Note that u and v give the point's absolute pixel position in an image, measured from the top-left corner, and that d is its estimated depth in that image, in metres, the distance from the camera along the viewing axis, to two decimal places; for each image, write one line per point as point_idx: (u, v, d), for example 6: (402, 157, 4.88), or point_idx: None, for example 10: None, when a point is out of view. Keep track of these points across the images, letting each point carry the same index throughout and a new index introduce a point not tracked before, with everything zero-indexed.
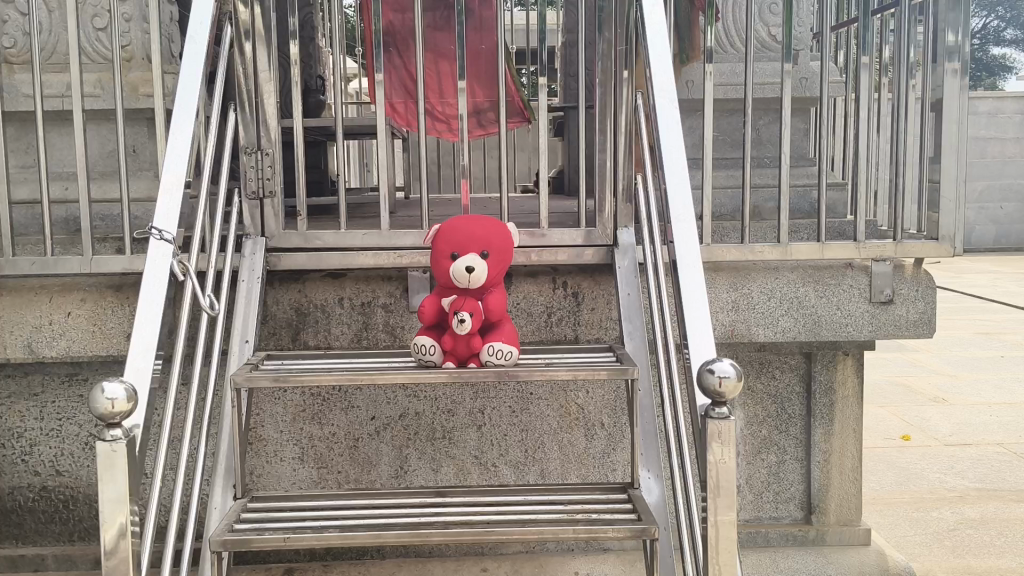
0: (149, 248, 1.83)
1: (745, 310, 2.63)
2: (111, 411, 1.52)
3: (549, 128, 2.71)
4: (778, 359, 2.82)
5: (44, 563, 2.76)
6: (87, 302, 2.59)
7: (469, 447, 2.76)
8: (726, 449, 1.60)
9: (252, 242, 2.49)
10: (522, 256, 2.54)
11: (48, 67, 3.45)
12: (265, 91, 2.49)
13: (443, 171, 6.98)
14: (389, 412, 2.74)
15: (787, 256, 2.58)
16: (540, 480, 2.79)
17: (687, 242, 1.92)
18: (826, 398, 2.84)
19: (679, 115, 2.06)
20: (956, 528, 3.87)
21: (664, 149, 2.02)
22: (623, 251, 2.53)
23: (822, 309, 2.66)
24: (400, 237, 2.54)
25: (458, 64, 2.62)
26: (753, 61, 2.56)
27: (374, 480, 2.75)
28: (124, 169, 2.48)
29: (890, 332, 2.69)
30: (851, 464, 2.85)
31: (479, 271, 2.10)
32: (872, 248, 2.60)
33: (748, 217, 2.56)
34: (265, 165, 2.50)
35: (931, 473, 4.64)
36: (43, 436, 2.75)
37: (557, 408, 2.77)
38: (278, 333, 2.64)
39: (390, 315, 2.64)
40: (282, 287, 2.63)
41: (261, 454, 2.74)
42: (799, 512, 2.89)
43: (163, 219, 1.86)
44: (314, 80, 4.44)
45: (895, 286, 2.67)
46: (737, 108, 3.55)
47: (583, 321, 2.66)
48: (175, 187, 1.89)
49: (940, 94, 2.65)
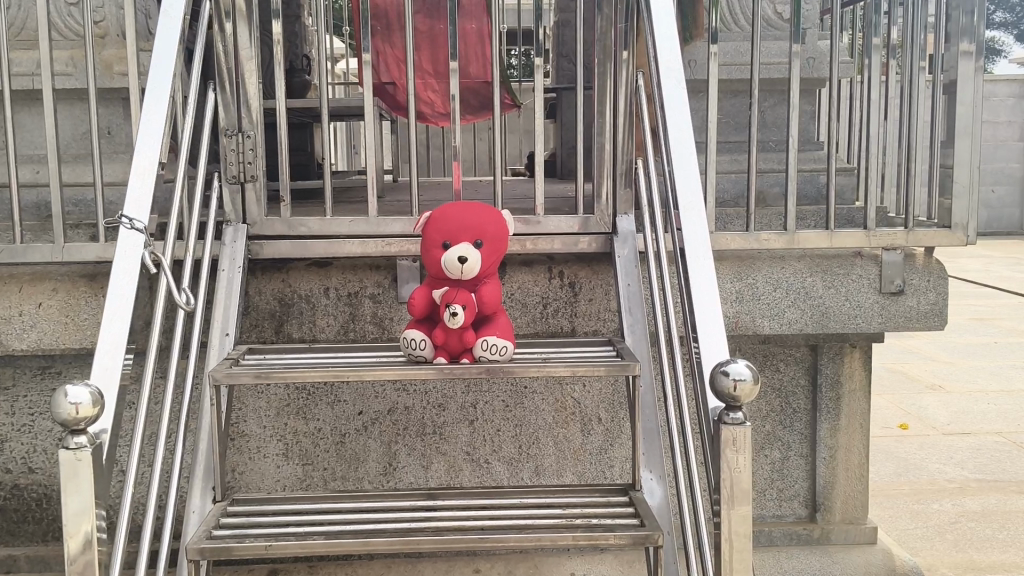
0: (118, 237, 1.69)
1: (750, 302, 2.52)
2: (75, 417, 1.40)
3: (545, 111, 2.58)
4: (783, 351, 2.71)
5: (16, 565, 2.64)
6: (59, 292, 2.46)
7: (461, 443, 2.65)
8: (742, 456, 1.49)
9: (233, 229, 2.36)
10: (516, 245, 2.42)
11: (19, 45, 3.33)
12: (246, 70, 2.35)
13: (432, 154, 6.85)
14: (378, 407, 2.62)
15: (794, 245, 2.45)
16: (535, 477, 2.68)
17: (696, 228, 1.79)
18: (832, 393, 2.73)
19: (687, 96, 1.94)
20: (957, 521, 3.78)
21: (672, 131, 1.90)
22: (623, 239, 2.40)
23: (830, 300, 2.55)
24: (388, 224, 2.41)
25: (451, 46, 2.49)
26: (760, 37, 2.39)
27: (362, 477, 2.64)
28: (96, 151, 2.34)
29: (900, 325, 2.58)
30: (858, 460, 2.75)
31: (472, 261, 1.98)
32: (882, 236, 2.48)
33: (752, 205, 2.45)
34: (249, 147, 2.37)
35: (931, 464, 4.55)
36: (15, 432, 2.63)
37: (553, 403, 2.66)
38: (260, 325, 2.51)
39: (378, 306, 2.52)
40: (265, 276, 2.50)
41: (244, 450, 2.62)
42: (804, 510, 2.79)
43: (133, 207, 1.73)
44: (298, 60, 4.32)
45: (907, 276, 2.56)
46: (741, 90, 3.45)
47: (580, 313, 2.54)
48: (148, 172, 1.77)
49: (953, 75, 2.53)
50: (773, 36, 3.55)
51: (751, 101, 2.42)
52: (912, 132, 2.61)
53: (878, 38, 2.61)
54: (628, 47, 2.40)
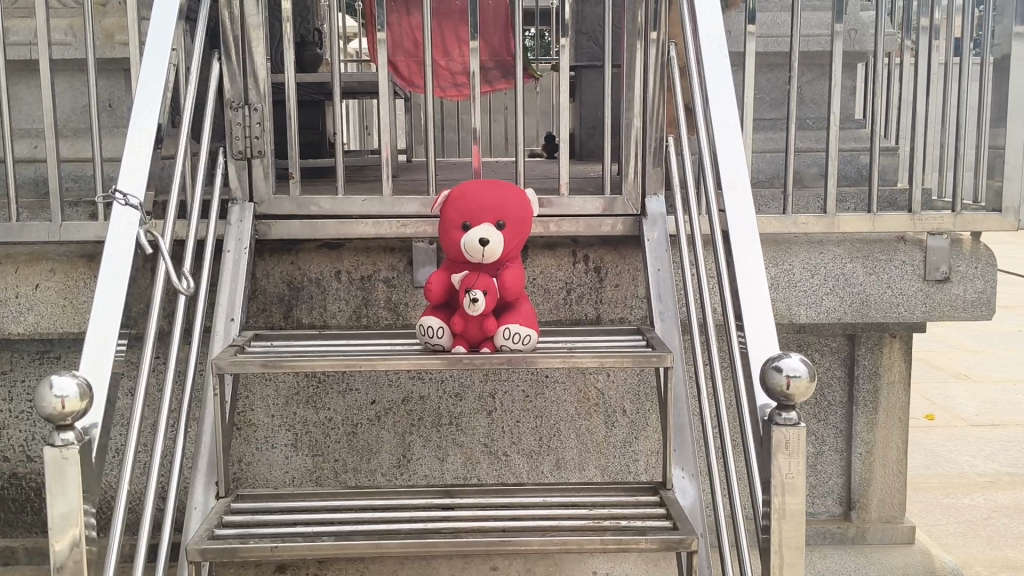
0: (112, 216, 1.56)
1: (785, 289, 2.39)
2: (61, 411, 1.27)
3: (570, 86, 2.44)
4: (819, 341, 2.58)
5: (14, 558, 2.52)
6: (57, 273, 2.33)
7: (478, 434, 2.52)
8: (795, 462, 1.36)
9: (239, 207, 2.22)
10: (540, 228, 2.29)
11: (15, 13, 3.19)
12: (254, 39, 2.21)
13: (447, 133, 6.71)
14: (391, 396, 2.49)
15: (833, 229, 2.31)
16: (556, 470, 2.55)
17: (741, 211, 1.66)
18: (870, 385, 2.59)
19: (730, 66, 1.80)
20: (989, 517, 3.64)
21: (713, 105, 1.76)
22: (652, 221, 2.26)
23: (871, 288, 2.41)
24: (405, 203, 2.28)
25: (471, 21, 2.34)
26: (802, 6, 2.25)
27: (374, 470, 2.51)
28: (95, 123, 2.21)
29: (945, 313, 2.44)
30: (895, 456, 2.62)
31: (494, 243, 1.85)
32: (928, 220, 2.34)
33: (790, 186, 2.31)
34: (255, 121, 2.24)
35: (960, 456, 4.40)
36: (13, 419, 2.50)
37: (575, 393, 2.53)
38: (268, 310, 2.38)
39: (392, 291, 2.39)
40: (273, 258, 2.37)
41: (251, 440, 2.50)
42: (838, 508, 2.66)
43: (128, 181, 1.60)
44: (309, 34, 4.17)
45: (952, 262, 2.42)
46: (777, 65, 3.29)
47: (606, 299, 2.41)
48: (145, 144, 1.63)
49: (1007, 51, 2.38)
50: (813, 7, 3.39)
51: (791, 76, 2.27)
52: (959, 109, 2.46)
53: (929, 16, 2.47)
54: (659, 28, 2.27)
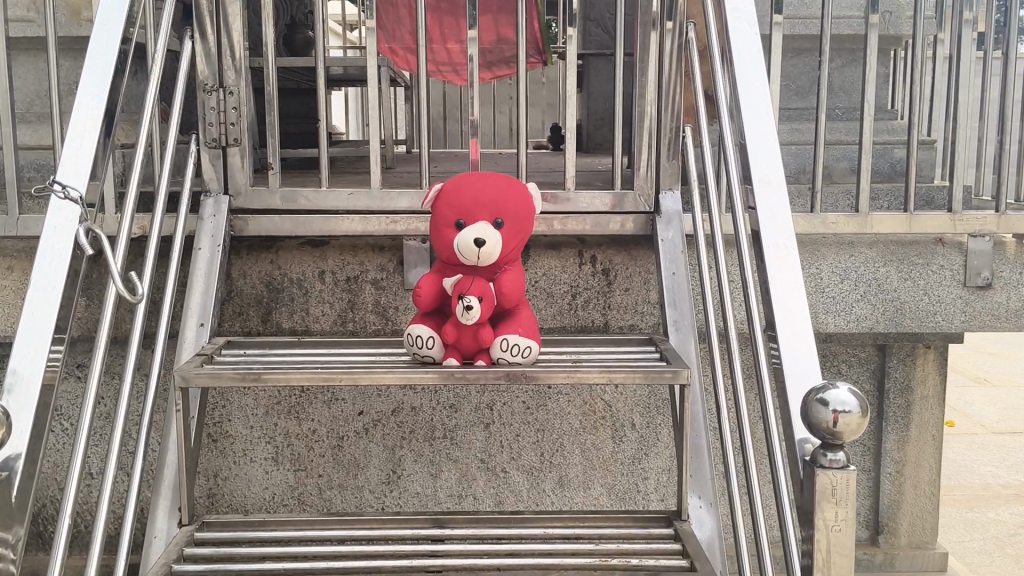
0: (49, 210, 1.36)
1: (812, 295, 2.19)
2: None
3: (577, 70, 2.22)
4: (846, 352, 2.37)
5: None
6: (14, 271, 2.13)
7: (475, 448, 2.33)
8: (842, 511, 1.16)
9: (214, 200, 2.02)
10: (543, 225, 2.08)
11: None
12: (230, 14, 2.00)
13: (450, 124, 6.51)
14: (381, 406, 2.29)
15: (866, 229, 2.11)
16: (558, 489, 2.35)
17: (773, 209, 1.45)
18: (901, 400, 2.40)
19: (760, 44, 1.59)
20: (1017, 533, 3.43)
21: (743, 87, 1.55)
22: (666, 219, 2.06)
23: (906, 295, 2.20)
24: (395, 197, 2.08)
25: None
26: None
27: (361, 486, 2.32)
28: (54, 104, 2.00)
29: (985, 323, 2.25)
30: (927, 477, 2.43)
31: (490, 244, 1.64)
32: (970, 221, 2.14)
33: (819, 182, 2.10)
34: (231, 106, 2.02)
35: (982, 466, 4.19)
36: None
37: (580, 406, 2.32)
38: (245, 313, 2.18)
39: (381, 293, 2.20)
40: (251, 256, 2.17)
41: (228, 453, 2.30)
42: (864, 532, 2.47)
43: (70, 171, 1.39)
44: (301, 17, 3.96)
45: (995, 267, 2.23)
46: None
47: (614, 304, 2.21)
48: (90, 129, 1.43)
49: None
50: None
51: (822, 61, 2.06)
52: (1005, 100, 2.25)
53: (973, 9, 2.24)
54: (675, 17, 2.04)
